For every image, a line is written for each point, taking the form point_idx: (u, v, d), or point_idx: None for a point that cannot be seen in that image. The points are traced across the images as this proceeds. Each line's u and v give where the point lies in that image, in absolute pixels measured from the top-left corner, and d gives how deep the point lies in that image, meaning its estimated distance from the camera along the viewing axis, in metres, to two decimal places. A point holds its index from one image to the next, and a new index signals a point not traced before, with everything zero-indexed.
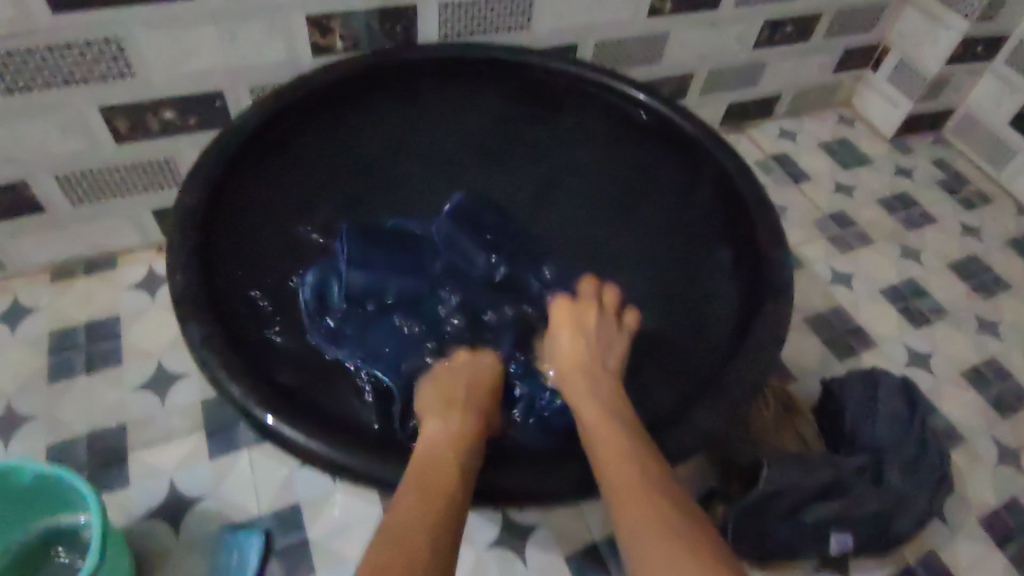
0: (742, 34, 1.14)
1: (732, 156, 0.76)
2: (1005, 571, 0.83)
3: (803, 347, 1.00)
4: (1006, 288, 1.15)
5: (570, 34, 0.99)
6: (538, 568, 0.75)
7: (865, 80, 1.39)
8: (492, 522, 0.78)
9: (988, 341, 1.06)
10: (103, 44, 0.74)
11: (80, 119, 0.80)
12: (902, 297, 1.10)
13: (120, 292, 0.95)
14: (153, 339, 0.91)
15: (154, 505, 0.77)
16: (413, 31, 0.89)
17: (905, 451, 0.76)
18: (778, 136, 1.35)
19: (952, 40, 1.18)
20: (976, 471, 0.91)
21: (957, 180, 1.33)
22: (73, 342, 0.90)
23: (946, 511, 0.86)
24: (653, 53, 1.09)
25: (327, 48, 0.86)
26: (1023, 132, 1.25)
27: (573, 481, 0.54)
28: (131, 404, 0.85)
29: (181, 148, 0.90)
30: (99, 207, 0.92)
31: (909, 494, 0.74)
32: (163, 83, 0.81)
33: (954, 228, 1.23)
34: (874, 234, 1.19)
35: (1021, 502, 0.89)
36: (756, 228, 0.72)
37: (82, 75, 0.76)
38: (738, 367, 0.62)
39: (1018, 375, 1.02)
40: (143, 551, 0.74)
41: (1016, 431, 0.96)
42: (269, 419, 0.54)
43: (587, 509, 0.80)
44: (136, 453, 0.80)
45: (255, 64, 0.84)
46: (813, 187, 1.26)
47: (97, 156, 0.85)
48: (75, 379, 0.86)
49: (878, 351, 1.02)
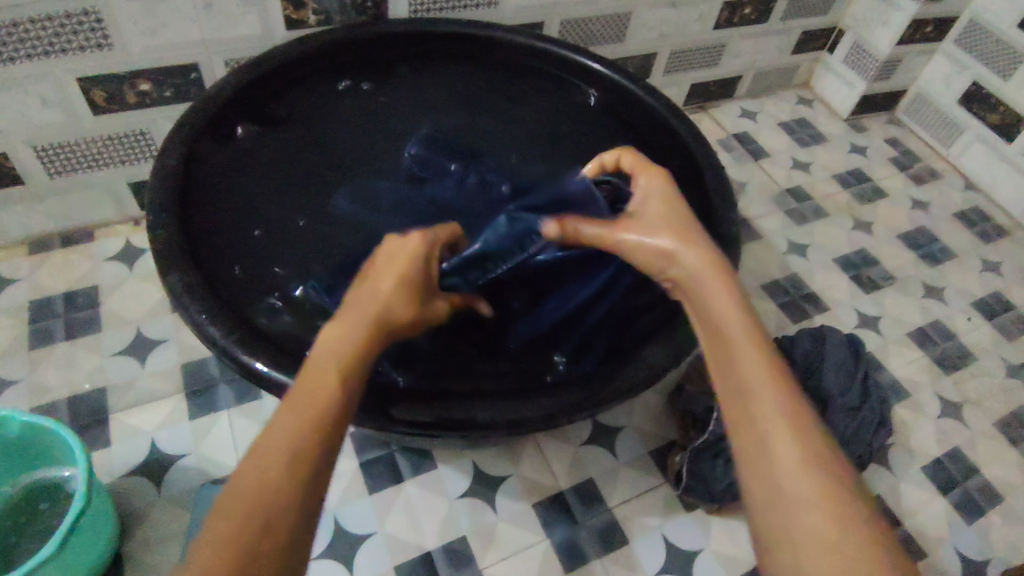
0: (703, 15, 1.19)
1: (686, 124, 0.83)
2: (945, 512, 0.89)
3: (760, 311, 1.06)
4: (951, 257, 1.22)
5: (536, 11, 1.03)
6: (508, 514, 0.79)
7: (822, 62, 1.45)
8: (464, 473, 0.82)
9: (933, 305, 1.13)
10: (81, 15, 0.76)
11: (58, 90, 0.82)
12: (854, 265, 1.16)
13: (99, 263, 0.97)
14: (131, 307, 0.93)
15: (137, 464, 0.79)
16: (384, 6, 0.92)
17: (850, 398, 0.81)
18: (740, 116, 1.41)
19: (903, 21, 1.24)
20: (920, 422, 0.97)
21: (909, 158, 1.40)
22: (52, 311, 0.91)
23: (890, 459, 0.92)
24: (617, 32, 1.13)
25: (300, 22, 0.89)
26: (969, 110, 1.32)
27: (539, 413, 0.57)
28: (111, 369, 0.87)
29: (158, 120, 0.92)
30: (76, 179, 0.93)
31: (852, 437, 0.79)
32: (139, 55, 0.83)
33: (905, 201, 1.30)
34: (829, 208, 1.25)
35: (961, 451, 0.95)
36: (706, 185, 0.78)
37: (60, 47, 0.78)
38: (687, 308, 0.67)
39: (961, 336, 1.09)
40: (125, 506, 0.76)
41: (958, 386, 1.02)
42: (250, 361, 0.57)
43: (554, 461, 0.84)
44: (117, 415, 0.83)
45: (230, 35, 0.86)
46: (772, 163, 1.31)
47: (75, 128, 0.87)
48: (55, 346, 0.88)
49: (831, 314, 1.08)
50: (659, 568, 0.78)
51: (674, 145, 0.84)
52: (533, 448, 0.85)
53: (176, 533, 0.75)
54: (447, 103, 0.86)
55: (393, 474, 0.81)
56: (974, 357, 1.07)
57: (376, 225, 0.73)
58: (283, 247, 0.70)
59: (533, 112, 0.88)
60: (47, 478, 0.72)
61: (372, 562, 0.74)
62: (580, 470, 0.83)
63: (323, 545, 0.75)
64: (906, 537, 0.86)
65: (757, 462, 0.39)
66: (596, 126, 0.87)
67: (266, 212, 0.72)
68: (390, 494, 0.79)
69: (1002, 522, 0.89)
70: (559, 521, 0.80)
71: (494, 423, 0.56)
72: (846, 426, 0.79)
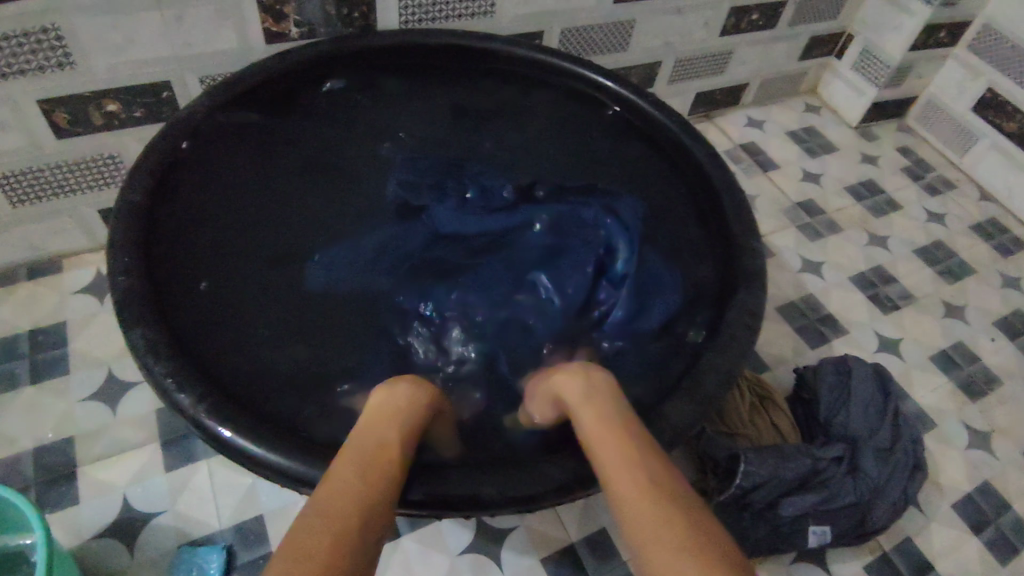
0: (709, 21, 1.13)
1: (701, 144, 0.77)
2: (979, 554, 0.84)
3: (776, 337, 1.00)
4: (970, 273, 1.16)
5: (535, 21, 0.96)
6: (515, 572, 0.73)
7: (830, 67, 1.39)
8: (466, 526, 0.75)
9: (954, 326, 1.07)
10: (39, 33, 0.69)
11: (15, 114, 0.75)
12: (871, 283, 1.10)
13: (67, 296, 0.90)
14: (102, 346, 0.86)
15: (108, 524, 0.72)
16: (371, 17, 0.85)
17: (881, 438, 0.76)
18: (746, 125, 1.35)
19: (916, 26, 1.19)
20: (947, 455, 0.91)
21: (921, 167, 1.35)
22: (16, 352, 0.84)
23: (919, 497, 0.86)
24: (620, 40, 1.07)
25: (281, 36, 0.82)
26: (985, 118, 1.27)
27: (550, 485, 0.51)
28: (80, 416, 0.80)
29: (128, 143, 0.85)
30: (40, 207, 0.86)
31: (886, 483, 0.73)
32: (106, 74, 0.76)
33: (920, 214, 1.25)
34: (842, 222, 1.20)
35: (992, 486, 0.90)
36: (725, 212, 0.72)
37: (18, 67, 0.71)
38: (712, 356, 0.61)
39: (985, 358, 1.04)
40: (95, 574, 0.69)
41: (986, 414, 0.97)
42: (225, 431, 0.50)
43: (563, 509, 0.77)
44: (86, 469, 0.76)
45: (205, 51, 0.80)
46: (781, 175, 1.26)
47: (35, 153, 0.80)
48: (18, 391, 0.81)
49: (849, 338, 1.02)
50: None
51: (685, 166, 0.78)
52: None
53: None
54: (442, 122, 0.80)
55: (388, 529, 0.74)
56: (1000, 381, 1.01)
57: (370, 261, 0.68)
58: (261, 288, 0.64)
59: (534, 131, 0.82)
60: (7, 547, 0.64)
61: None
62: (592, 520, 0.77)
63: None
64: None
65: None
66: (602, 146, 0.81)
67: (241, 251, 0.65)
68: (386, 552, 0.73)
69: None
70: None
71: (505, 499, 0.50)
72: (880, 471, 0.73)
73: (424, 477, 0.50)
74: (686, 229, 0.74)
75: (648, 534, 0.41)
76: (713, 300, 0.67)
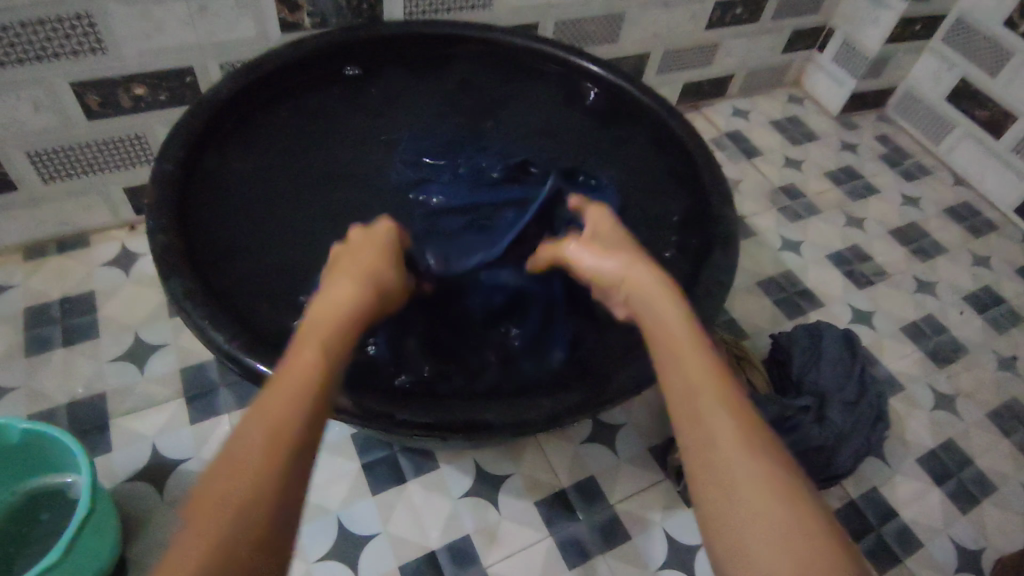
0: (695, 14, 1.20)
1: (683, 123, 0.83)
2: (941, 504, 0.90)
3: (756, 308, 1.07)
4: (942, 252, 1.23)
5: (530, 12, 1.03)
6: (511, 514, 0.80)
7: (813, 60, 1.46)
8: (466, 473, 0.82)
9: (925, 299, 1.14)
10: (74, 19, 0.76)
11: (52, 96, 0.82)
12: (847, 261, 1.17)
13: (94, 268, 0.97)
14: (129, 313, 0.93)
15: (138, 468, 0.79)
16: (379, 8, 0.92)
17: (847, 392, 0.82)
18: (732, 115, 1.42)
19: (891, 20, 1.26)
20: (914, 416, 0.98)
21: (899, 154, 1.42)
22: (49, 317, 0.91)
23: (885, 453, 0.93)
24: (611, 32, 1.14)
25: (295, 25, 0.89)
26: (958, 107, 1.34)
27: (542, 413, 0.57)
28: (109, 374, 0.86)
29: (153, 124, 0.92)
30: (71, 184, 0.93)
31: (849, 431, 0.79)
32: (135, 59, 0.83)
33: (895, 197, 1.32)
34: (822, 205, 1.26)
35: (955, 443, 0.96)
36: (704, 185, 0.79)
37: (53, 51, 0.77)
38: (689, 306, 0.67)
39: (953, 329, 1.11)
40: (127, 512, 0.76)
41: (952, 379, 1.04)
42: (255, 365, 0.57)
43: (555, 459, 0.84)
44: (117, 421, 0.82)
45: (225, 39, 0.86)
46: (764, 161, 1.33)
47: (70, 133, 0.87)
48: (52, 352, 0.88)
49: (825, 310, 1.09)
50: (660, 565, 0.78)
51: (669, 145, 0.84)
52: (534, 447, 0.85)
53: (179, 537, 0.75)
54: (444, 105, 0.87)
55: (395, 475, 0.81)
56: (966, 350, 1.08)
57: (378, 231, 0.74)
58: (281, 251, 0.70)
59: (528, 112, 0.88)
60: (50, 485, 0.71)
61: (376, 562, 0.75)
62: (582, 468, 0.84)
63: (327, 545, 0.75)
64: (903, 528, 0.87)
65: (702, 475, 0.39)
66: (590, 127, 0.88)
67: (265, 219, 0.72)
68: (393, 495, 0.80)
69: (997, 512, 0.91)
70: (562, 519, 0.80)
71: (501, 425, 0.56)
72: (844, 421, 0.80)
73: (429, 407, 0.56)
74: (668, 201, 0.81)
75: (716, 430, 0.39)
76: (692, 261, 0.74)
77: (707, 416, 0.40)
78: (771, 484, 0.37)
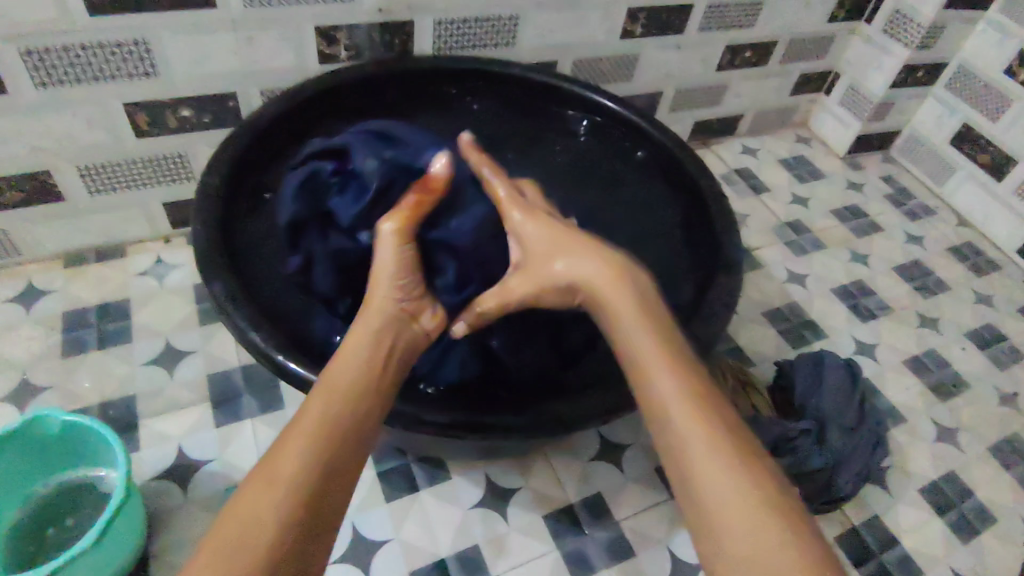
0: (706, 57, 1.26)
1: (694, 158, 0.87)
2: (941, 534, 0.92)
3: (761, 337, 1.10)
4: (945, 289, 1.26)
5: (550, 52, 1.10)
6: (518, 525, 0.82)
7: (820, 103, 1.52)
8: (476, 484, 0.85)
9: (927, 334, 1.17)
10: (132, 45, 0.82)
11: (105, 115, 0.88)
12: (851, 295, 1.21)
13: (130, 277, 1.02)
14: (162, 320, 0.97)
15: (165, 467, 0.83)
16: (410, 43, 0.99)
17: (848, 418, 0.84)
18: (741, 152, 1.47)
19: (895, 66, 1.32)
20: (915, 446, 1.00)
21: (903, 195, 1.46)
22: (86, 322, 0.96)
23: (887, 481, 0.95)
24: (625, 72, 1.20)
25: (332, 57, 0.96)
26: (961, 151, 1.39)
27: (549, 416, 0.63)
28: (140, 377, 0.91)
29: (195, 144, 0.98)
30: (114, 198, 0.99)
31: (847, 454, 0.81)
32: (183, 83, 0.89)
33: (900, 236, 1.36)
34: (827, 240, 1.31)
35: (956, 475, 0.98)
36: (711, 215, 0.83)
37: (109, 73, 0.84)
38: (694, 325, 0.71)
39: (954, 364, 1.13)
40: (152, 507, 0.79)
41: (953, 413, 1.06)
42: (287, 363, 0.62)
43: (564, 475, 0.87)
44: (147, 421, 0.86)
45: (266, 68, 0.93)
46: (772, 198, 1.37)
47: (118, 149, 0.93)
48: (87, 354, 0.92)
49: (830, 341, 1.12)
50: None
51: (680, 180, 0.89)
52: (543, 462, 0.88)
53: (200, 535, 0.78)
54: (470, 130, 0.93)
55: (408, 483, 0.84)
56: (969, 386, 1.10)
57: None
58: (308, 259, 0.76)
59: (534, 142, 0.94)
60: (65, 490, 0.75)
61: (388, 566, 0.77)
62: (589, 486, 0.87)
63: (342, 548, 0.78)
64: (903, 556, 0.88)
65: (672, 450, 0.48)
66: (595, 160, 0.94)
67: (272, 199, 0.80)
68: (406, 503, 0.83)
69: (995, 543, 0.92)
70: (566, 532, 0.83)
71: (516, 425, 0.62)
72: (844, 444, 0.82)
73: (449, 412, 0.62)
74: (665, 231, 0.86)
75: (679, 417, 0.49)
76: (700, 290, 0.78)
77: (671, 416, 0.49)
78: (739, 500, 0.44)
